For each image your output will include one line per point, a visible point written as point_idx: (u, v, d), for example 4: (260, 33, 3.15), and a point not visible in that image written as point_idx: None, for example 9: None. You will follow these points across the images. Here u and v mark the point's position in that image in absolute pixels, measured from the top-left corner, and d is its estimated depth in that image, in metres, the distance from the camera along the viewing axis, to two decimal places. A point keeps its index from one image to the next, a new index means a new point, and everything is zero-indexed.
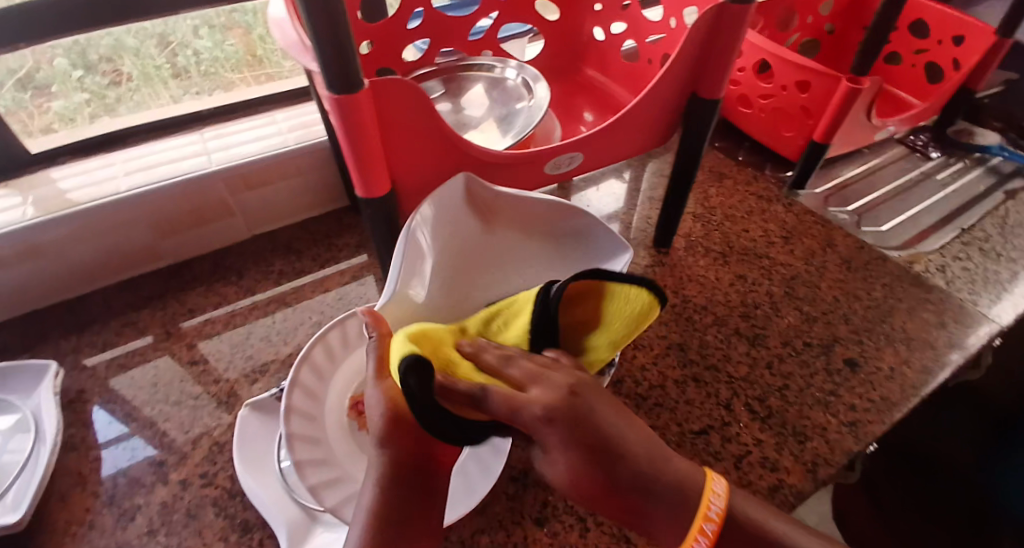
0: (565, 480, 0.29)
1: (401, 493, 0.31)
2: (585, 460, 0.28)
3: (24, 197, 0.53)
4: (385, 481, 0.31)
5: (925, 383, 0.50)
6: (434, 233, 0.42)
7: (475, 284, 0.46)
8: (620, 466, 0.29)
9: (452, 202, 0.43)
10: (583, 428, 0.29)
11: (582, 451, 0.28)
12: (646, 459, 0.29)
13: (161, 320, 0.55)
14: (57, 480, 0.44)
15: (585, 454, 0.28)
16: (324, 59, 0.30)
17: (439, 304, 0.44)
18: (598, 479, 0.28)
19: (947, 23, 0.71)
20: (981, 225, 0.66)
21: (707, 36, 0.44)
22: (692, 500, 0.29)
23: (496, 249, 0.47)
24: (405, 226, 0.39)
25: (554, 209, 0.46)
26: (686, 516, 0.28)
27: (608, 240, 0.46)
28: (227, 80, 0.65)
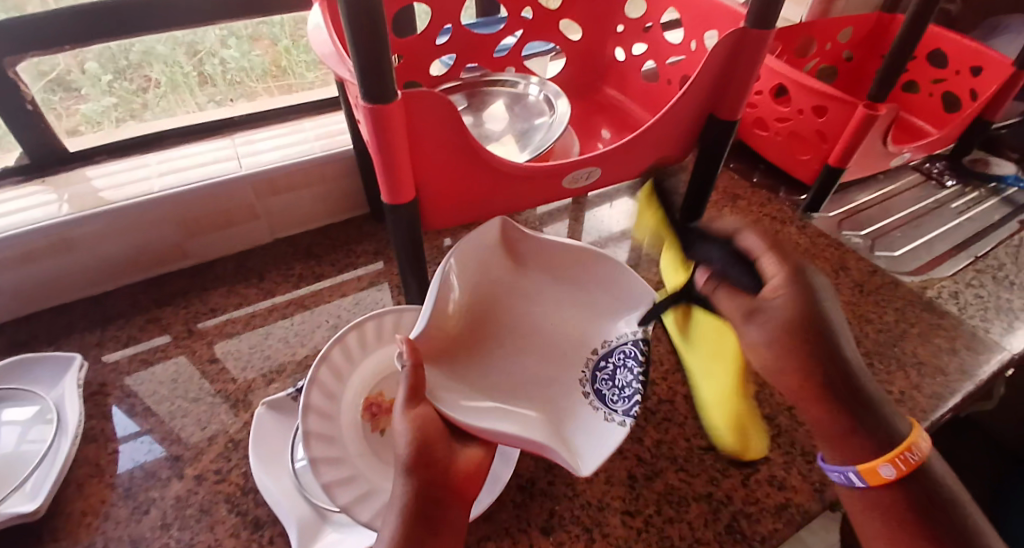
0: (772, 338, 0.37)
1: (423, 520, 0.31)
2: (787, 335, 0.36)
3: (58, 194, 0.55)
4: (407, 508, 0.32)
5: (936, 408, 0.50)
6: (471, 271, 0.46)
7: (508, 327, 0.47)
8: (814, 350, 0.36)
9: (484, 242, 0.47)
10: (806, 325, 0.36)
11: (786, 335, 0.36)
12: (836, 364, 0.36)
13: (183, 318, 0.56)
14: (76, 470, 0.45)
15: (808, 328, 0.36)
16: (361, 68, 0.31)
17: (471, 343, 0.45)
18: (806, 358, 0.36)
19: (965, 54, 0.72)
20: (996, 253, 0.66)
21: (727, 59, 0.45)
22: (892, 440, 0.35)
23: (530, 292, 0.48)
24: (439, 267, 0.42)
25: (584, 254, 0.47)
26: (881, 449, 0.35)
27: (636, 288, 0.46)
28: (252, 90, 0.67)
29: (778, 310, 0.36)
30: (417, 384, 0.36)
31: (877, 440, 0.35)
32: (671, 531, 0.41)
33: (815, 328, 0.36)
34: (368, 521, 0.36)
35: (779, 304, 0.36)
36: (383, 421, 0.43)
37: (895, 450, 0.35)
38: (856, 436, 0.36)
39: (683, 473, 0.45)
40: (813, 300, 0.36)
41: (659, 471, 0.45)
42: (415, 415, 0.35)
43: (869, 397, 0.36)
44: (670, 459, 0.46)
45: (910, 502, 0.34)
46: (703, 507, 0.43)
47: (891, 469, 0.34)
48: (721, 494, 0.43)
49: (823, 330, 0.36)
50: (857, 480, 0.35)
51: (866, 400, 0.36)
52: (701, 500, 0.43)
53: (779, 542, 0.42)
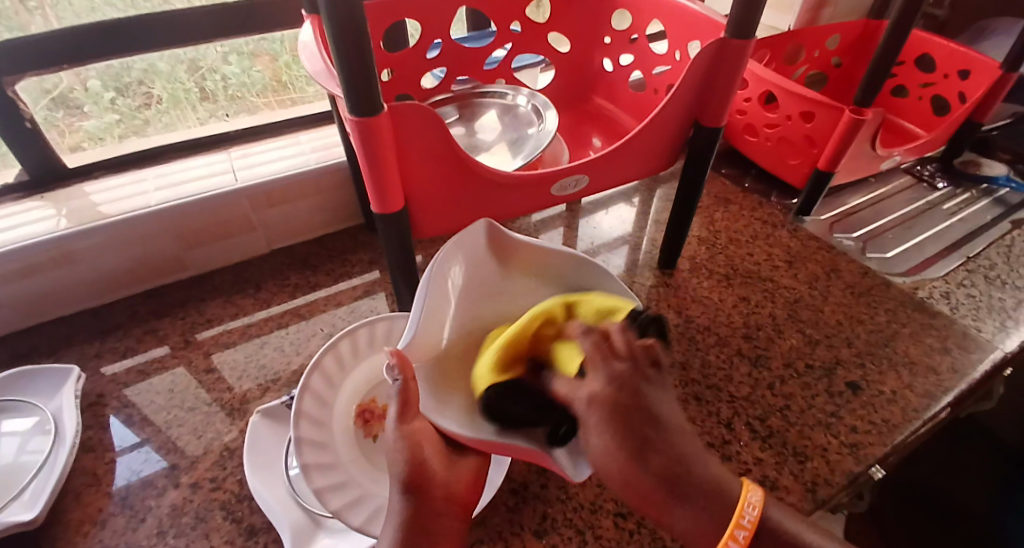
0: (609, 459, 0.32)
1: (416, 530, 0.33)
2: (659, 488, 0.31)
3: (58, 209, 0.56)
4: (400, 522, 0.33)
5: (928, 407, 0.50)
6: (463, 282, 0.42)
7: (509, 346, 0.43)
8: (665, 440, 0.32)
9: (473, 246, 0.43)
10: (631, 405, 0.32)
11: (613, 419, 0.32)
12: (703, 475, 0.31)
13: (181, 329, 0.57)
14: (74, 480, 0.45)
15: (625, 447, 0.31)
16: (347, 81, 0.32)
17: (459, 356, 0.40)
18: (630, 466, 0.31)
19: (952, 58, 0.73)
20: (987, 253, 0.66)
21: (709, 68, 0.46)
22: (727, 506, 0.31)
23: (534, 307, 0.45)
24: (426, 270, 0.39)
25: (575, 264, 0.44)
26: (720, 520, 0.30)
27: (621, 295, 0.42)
28: (252, 104, 0.68)
29: (650, 385, 0.33)
30: (408, 398, 0.35)
31: (712, 513, 0.31)
32: (663, 532, 0.41)
33: (648, 451, 0.31)
34: (359, 525, 0.36)
35: (596, 383, 0.33)
36: (376, 427, 0.43)
37: (731, 521, 0.31)
38: (692, 530, 0.31)
39: None
40: (637, 392, 0.32)
41: None
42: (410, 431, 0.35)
43: (698, 479, 0.31)
44: None
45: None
46: None
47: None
48: None
49: (651, 445, 0.31)
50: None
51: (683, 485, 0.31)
52: None
53: None
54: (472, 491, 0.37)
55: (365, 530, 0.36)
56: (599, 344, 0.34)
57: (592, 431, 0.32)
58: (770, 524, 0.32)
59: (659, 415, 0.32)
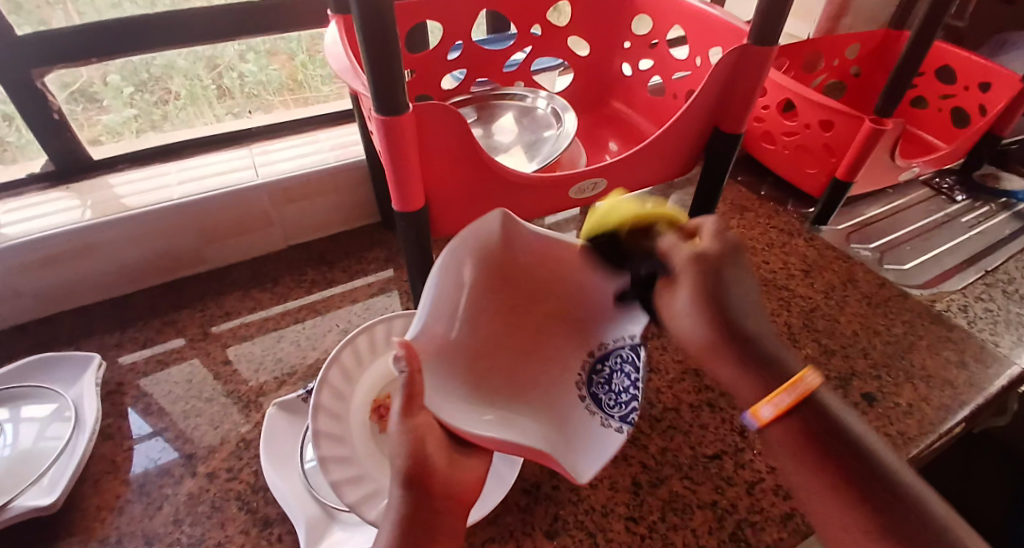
0: (695, 341, 0.38)
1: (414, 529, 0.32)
2: (716, 346, 0.37)
3: (82, 201, 0.57)
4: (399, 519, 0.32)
5: (944, 420, 0.49)
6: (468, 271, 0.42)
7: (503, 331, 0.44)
8: (728, 306, 0.37)
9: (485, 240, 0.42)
10: (716, 292, 0.37)
11: (700, 283, 0.37)
12: (760, 350, 0.36)
13: (199, 321, 0.58)
14: (92, 466, 0.46)
15: (708, 314, 0.37)
16: (374, 81, 0.32)
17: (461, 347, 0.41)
18: (700, 317, 0.37)
19: (973, 70, 0.72)
20: (1007, 267, 0.65)
21: (730, 75, 0.46)
22: (784, 377, 0.35)
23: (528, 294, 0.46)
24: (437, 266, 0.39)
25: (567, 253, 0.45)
26: (777, 383, 0.34)
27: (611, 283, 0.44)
28: (268, 102, 0.69)
29: (744, 276, 0.38)
30: (413, 391, 0.33)
31: (776, 381, 0.35)
32: (675, 538, 0.41)
33: (732, 325, 0.37)
34: (375, 519, 0.36)
35: (683, 255, 0.38)
36: (391, 423, 0.43)
37: (781, 388, 0.34)
38: (745, 382, 0.36)
39: (687, 481, 0.45)
40: (720, 284, 0.37)
41: (663, 478, 0.45)
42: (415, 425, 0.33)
43: (761, 345, 0.36)
44: (675, 466, 0.46)
45: (806, 426, 0.33)
46: (708, 515, 0.43)
47: (771, 407, 0.34)
48: (726, 502, 0.43)
49: (734, 322, 0.37)
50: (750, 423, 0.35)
51: (756, 347, 0.36)
52: (705, 508, 0.43)
53: None
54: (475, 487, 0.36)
55: (380, 524, 0.36)
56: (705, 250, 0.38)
57: (681, 292, 0.38)
58: (824, 404, 0.34)
59: (737, 320, 0.37)
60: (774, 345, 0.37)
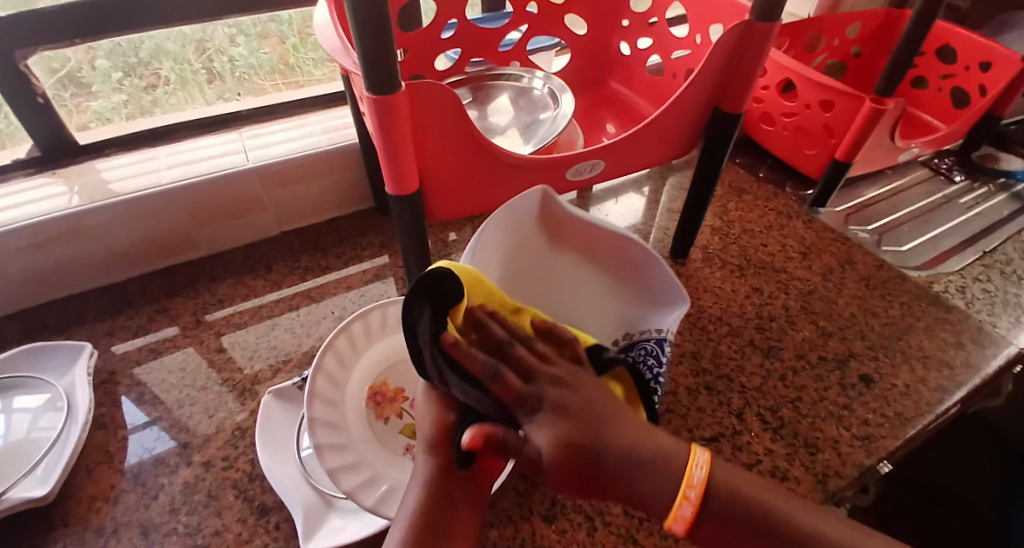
0: (559, 455, 0.31)
1: (439, 502, 0.34)
2: (578, 449, 0.31)
3: (69, 187, 0.55)
4: (428, 485, 0.34)
5: (941, 401, 0.50)
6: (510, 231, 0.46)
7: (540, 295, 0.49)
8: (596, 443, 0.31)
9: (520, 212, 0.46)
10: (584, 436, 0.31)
11: (563, 425, 0.31)
12: (627, 443, 0.32)
13: (192, 309, 0.57)
14: (86, 456, 0.45)
15: (568, 444, 0.31)
16: (365, 58, 0.31)
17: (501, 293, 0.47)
18: (576, 461, 0.31)
19: (973, 49, 0.71)
20: (1004, 248, 0.65)
21: (731, 53, 0.45)
22: (676, 471, 0.31)
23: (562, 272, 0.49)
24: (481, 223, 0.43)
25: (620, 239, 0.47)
26: (669, 500, 0.30)
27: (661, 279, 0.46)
28: (259, 86, 0.68)
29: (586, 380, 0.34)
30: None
31: (665, 497, 0.30)
32: None
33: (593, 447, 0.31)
34: (373, 506, 0.36)
35: (543, 440, 0.31)
36: (387, 410, 0.43)
37: (678, 494, 0.30)
38: (648, 497, 0.31)
39: None
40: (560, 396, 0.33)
41: None
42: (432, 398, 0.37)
43: (642, 457, 0.31)
44: None
45: (719, 522, 0.30)
46: None
47: (677, 522, 0.30)
48: None
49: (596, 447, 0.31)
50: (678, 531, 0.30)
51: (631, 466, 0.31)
52: None
53: None
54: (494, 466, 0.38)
55: (377, 511, 0.36)
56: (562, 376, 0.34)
57: (536, 431, 0.32)
58: (725, 495, 0.31)
59: (607, 443, 0.31)
60: (621, 433, 0.32)
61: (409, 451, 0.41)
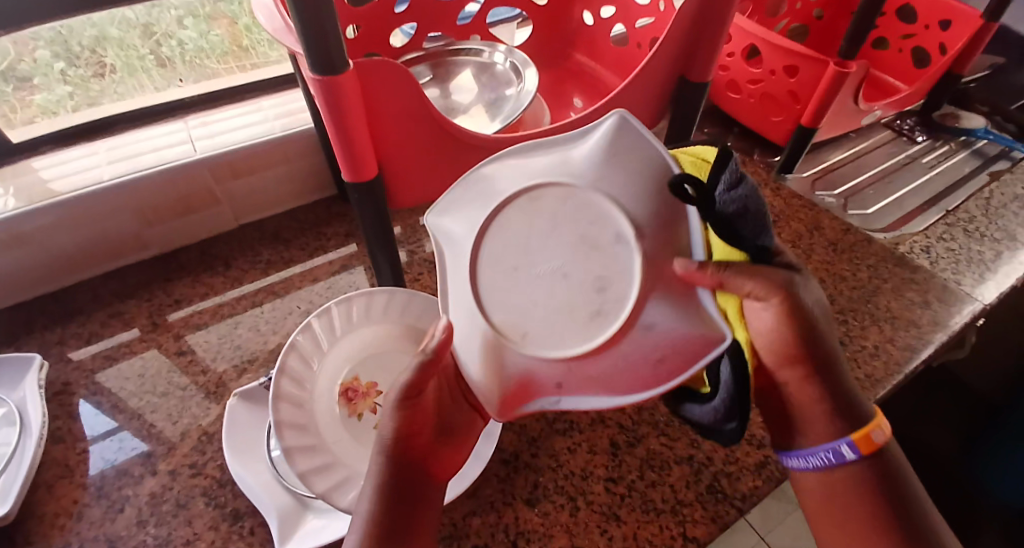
0: (769, 328, 0.34)
1: (397, 492, 0.31)
2: (792, 343, 0.34)
3: (5, 188, 0.52)
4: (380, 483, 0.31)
5: (909, 361, 0.51)
6: (504, 180, 0.33)
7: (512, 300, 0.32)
8: (812, 343, 0.35)
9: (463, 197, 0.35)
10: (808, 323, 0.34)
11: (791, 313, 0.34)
12: (833, 363, 0.35)
13: (148, 311, 0.55)
14: (44, 472, 0.43)
15: (796, 320, 0.34)
16: (305, 38, 0.29)
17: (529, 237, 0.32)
18: (784, 336, 0.34)
19: (934, 7, 0.72)
20: (966, 206, 0.66)
21: (695, 19, 0.44)
22: (858, 415, 0.34)
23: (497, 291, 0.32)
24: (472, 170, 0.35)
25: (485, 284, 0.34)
26: (857, 426, 0.34)
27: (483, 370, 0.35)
28: (211, 71, 0.64)
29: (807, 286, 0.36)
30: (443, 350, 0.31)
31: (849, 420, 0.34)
32: (654, 495, 0.42)
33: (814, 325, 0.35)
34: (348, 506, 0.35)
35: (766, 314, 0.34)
36: (361, 406, 0.42)
37: (865, 425, 0.34)
38: (827, 414, 0.34)
39: (663, 439, 0.45)
40: (800, 305, 0.34)
41: (640, 437, 0.45)
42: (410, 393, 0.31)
43: (841, 381, 0.35)
44: (650, 425, 0.46)
45: (876, 474, 0.34)
46: (685, 470, 0.43)
47: (876, 436, 0.33)
48: (702, 456, 0.44)
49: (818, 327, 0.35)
50: (850, 451, 0.33)
51: (829, 368, 0.35)
52: (681, 463, 0.43)
53: (759, 499, 0.42)
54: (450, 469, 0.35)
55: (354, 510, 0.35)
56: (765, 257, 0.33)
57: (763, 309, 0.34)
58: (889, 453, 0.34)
59: (819, 344, 0.35)
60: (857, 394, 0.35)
61: None
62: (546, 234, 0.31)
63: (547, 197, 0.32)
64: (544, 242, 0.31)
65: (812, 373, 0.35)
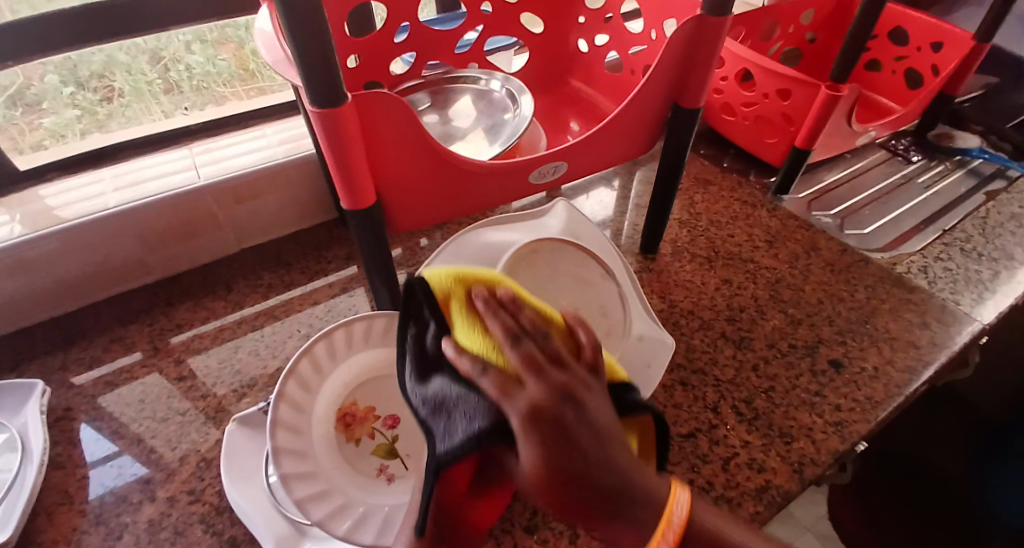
0: (533, 476, 0.22)
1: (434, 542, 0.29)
2: (560, 472, 0.22)
3: (11, 215, 0.53)
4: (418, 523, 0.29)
5: (909, 382, 0.50)
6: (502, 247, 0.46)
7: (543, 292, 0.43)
8: (573, 462, 0.22)
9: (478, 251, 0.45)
10: (558, 422, 0.22)
11: (551, 435, 0.22)
12: (611, 463, 0.23)
13: (150, 336, 0.55)
14: (43, 499, 0.43)
15: (550, 466, 0.22)
16: (306, 73, 0.30)
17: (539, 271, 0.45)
18: (559, 481, 0.22)
19: (924, 30, 0.73)
20: (963, 225, 0.67)
21: (687, 49, 0.45)
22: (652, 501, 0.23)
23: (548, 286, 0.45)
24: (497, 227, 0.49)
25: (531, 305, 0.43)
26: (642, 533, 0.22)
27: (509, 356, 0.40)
28: (218, 95, 0.66)
29: (588, 394, 0.24)
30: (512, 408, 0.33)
31: (636, 530, 0.22)
32: None
33: (567, 464, 0.22)
34: (345, 534, 0.35)
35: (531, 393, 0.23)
36: (358, 431, 0.43)
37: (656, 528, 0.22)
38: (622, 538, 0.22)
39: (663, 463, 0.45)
40: (561, 424, 0.22)
41: None
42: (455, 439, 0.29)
43: (623, 486, 0.22)
44: None
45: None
46: None
47: None
48: (702, 481, 0.44)
49: (580, 463, 0.22)
50: None
51: (615, 489, 0.22)
52: None
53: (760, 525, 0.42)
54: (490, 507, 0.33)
55: (351, 539, 0.35)
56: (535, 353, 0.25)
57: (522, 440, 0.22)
58: (705, 529, 0.23)
59: (594, 470, 0.22)
60: (633, 471, 0.23)
61: (383, 473, 0.41)
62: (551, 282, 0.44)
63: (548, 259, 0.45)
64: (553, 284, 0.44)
65: (578, 501, 0.22)
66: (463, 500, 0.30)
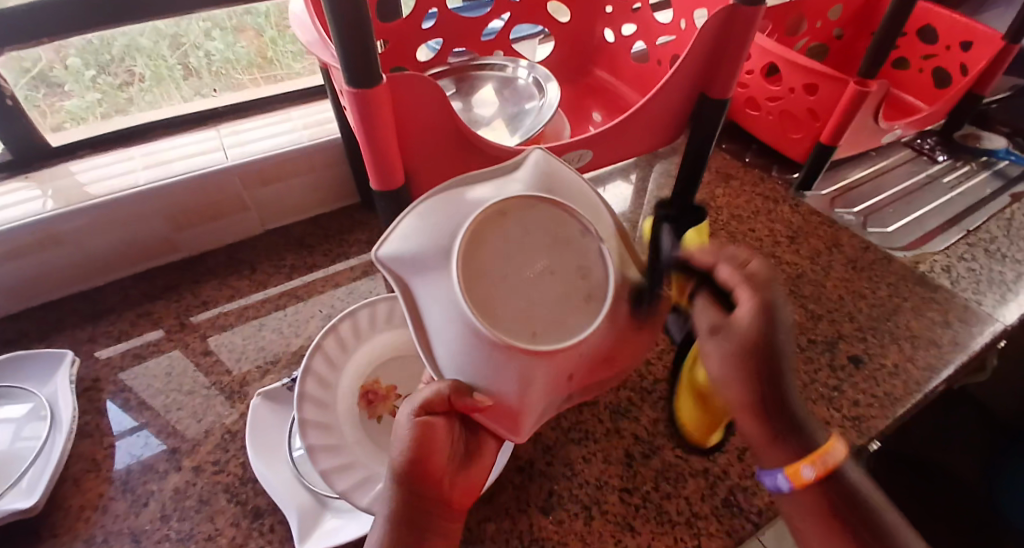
0: (736, 351, 0.31)
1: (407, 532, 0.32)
2: (745, 367, 0.31)
3: (44, 189, 0.54)
4: (390, 512, 0.33)
5: (928, 380, 0.50)
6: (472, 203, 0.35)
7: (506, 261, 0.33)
8: (763, 365, 0.31)
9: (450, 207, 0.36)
10: (765, 344, 0.31)
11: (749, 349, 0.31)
12: (781, 383, 0.31)
13: (175, 312, 0.56)
14: (72, 466, 0.44)
15: (755, 348, 0.31)
16: (344, 53, 0.30)
17: (528, 227, 0.35)
18: (750, 372, 0.31)
19: (955, 29, 0.72)
20: (987, 226, 0.66)
21: (716, 38, 0.45)
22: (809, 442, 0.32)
23: (517, 245, 0.34)
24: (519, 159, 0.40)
25: (500, 281, 0.33)
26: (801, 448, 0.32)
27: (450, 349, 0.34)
28: (237, 81, 0.66)
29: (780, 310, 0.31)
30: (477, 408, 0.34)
31: (797, 443, 0.32)
32: (669, 506, 0.42)
33: (772, 345, 0.30)
34: (367, 505, 0.36)
35: (749, 304, 0.31)
36: (380, 409, 0.43)
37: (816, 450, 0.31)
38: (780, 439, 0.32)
39: (679, 450, 0.45)
40: (774, 330, 0.31)
41: (657, 448, 0.45)
42: (422, 425, 0.33)
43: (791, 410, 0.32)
44: (667, 436, 0.46)
45: (831, 499, 0.31)
46: (699, 483, 0.43)
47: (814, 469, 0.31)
48: (718, 470, 0.44)
49: (776, 346, 0.30)
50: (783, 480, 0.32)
51: (784, 395, 0.31)
52: (696, 476, 0.43)
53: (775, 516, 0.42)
54: (463, 497, 0.36)
55: (373, 510, 0.36)
56: (739, 276, 0.32)
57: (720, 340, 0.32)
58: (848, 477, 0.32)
59: (782, 366, 0.31)
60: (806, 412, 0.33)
61: None
62: (522, 239, 0.34)
63: (538, 209, 0.35)
64: (524, 243, 0.34)
65: (750, 379, 0.31)
66: (441, 483, 0.34)
